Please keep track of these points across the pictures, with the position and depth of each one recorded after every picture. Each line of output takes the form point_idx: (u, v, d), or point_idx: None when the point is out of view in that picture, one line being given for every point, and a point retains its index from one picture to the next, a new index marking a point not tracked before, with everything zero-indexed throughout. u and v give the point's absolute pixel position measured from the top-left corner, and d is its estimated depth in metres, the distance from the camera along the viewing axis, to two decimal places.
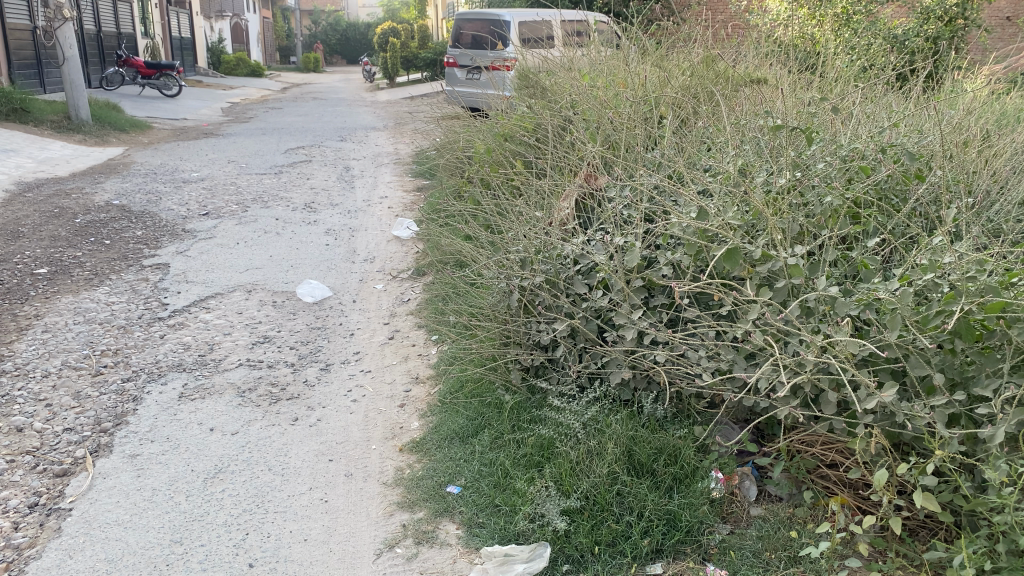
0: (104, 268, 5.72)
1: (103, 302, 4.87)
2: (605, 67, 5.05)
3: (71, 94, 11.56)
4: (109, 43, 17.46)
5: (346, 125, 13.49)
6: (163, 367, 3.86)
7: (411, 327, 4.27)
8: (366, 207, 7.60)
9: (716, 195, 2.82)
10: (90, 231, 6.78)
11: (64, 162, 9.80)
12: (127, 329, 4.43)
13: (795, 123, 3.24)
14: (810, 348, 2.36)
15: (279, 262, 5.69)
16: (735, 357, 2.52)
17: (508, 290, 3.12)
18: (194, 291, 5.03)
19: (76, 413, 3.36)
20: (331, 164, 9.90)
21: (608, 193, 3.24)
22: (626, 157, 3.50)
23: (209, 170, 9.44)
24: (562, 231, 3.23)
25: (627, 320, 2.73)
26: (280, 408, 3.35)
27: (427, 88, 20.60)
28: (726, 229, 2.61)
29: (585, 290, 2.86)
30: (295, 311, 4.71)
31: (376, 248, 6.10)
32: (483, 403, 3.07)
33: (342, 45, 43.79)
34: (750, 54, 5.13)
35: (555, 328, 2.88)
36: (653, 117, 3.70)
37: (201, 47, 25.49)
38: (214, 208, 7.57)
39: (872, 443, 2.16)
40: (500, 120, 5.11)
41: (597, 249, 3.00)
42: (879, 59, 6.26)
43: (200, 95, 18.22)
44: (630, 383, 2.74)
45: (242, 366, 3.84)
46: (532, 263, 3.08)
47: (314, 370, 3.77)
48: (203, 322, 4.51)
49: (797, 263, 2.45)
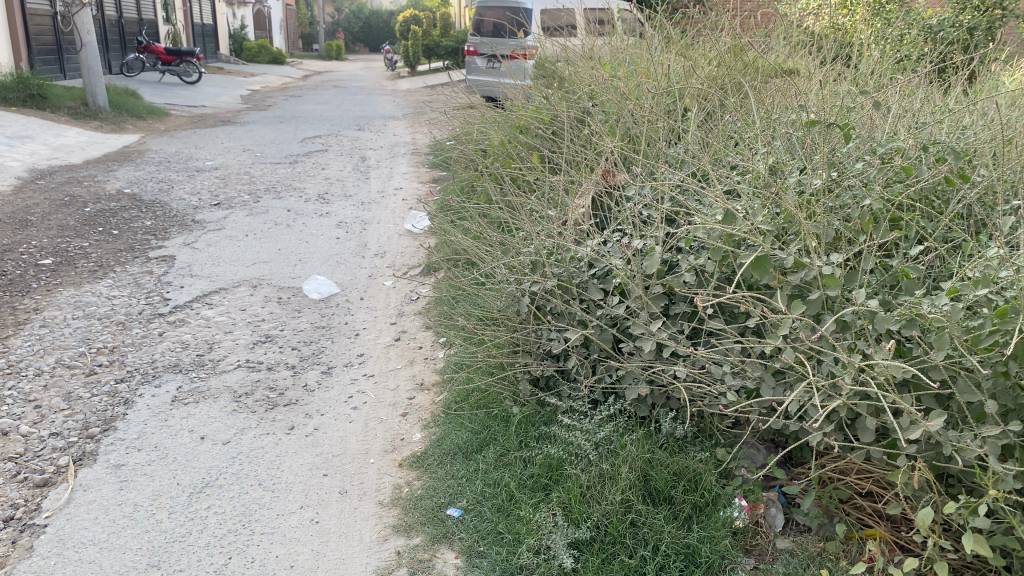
0: (110, 260, 5.57)
1: (105, 296, 4.72)
2: (627, 57, 4.82)
3: (89, 79, 11.46)
4: (130, 29, 17.37)
5: (364, 114, 13.31)
6: (159, 368, 3.70)
7: (418, 328, 4.08)
8: (379, 199, 7.42)
9: (744, 194, 2.60)
10: (99, 221, 6.64)
11: (79, 149, 9.69)
12: (126, 325, 4.27)
13: (829, 118, 3.01)
14: (845, 368, 2.14)
15: (287, 256, 5.52)
16: (762, 375, 2.31)
17: (517, 294, 2.93)
18: (197, 286, 4.86)
19: (64, 416, 3.20)
20: (347, 153, 9.73)
21: (627, 192, 3.03)
22: (647, 153, 3.28)
23: (224, 159, 9.29)
24: (577, 233, 3.02)
25: (644, 331, 2.53)
26: (277, 415, 3.17)
27: (447, 77, 20.39)
28: (755, 235, 2.39)
29: (600, 296, 2.67)
30: (300, 308, 4.54)
31: (387, 242, 5.92)
32: (489, 415, 2.88)
33: (364, 33, 43.65)
34: (780, 44, 4.88)
35: (567, 338, 2.67)
36: (676, 110, 3.48)
37: (223, 34, 25.43)
38: (226, 198, 7.42)
39: (915, 476, 1.94)
40: (516, 111, 4.90)
41: (614, 252, 2.79)
42: (915, 51, 5.99)
43: (221, 83, 18.11)
44: (647, 400, 2.53)
45: (241, 368, 3.66)
46: (545, 266, 2.88)
47: (315, 374, 3.59)
48: (204, 319, 4.34)
49: (833, 273, 2.24)
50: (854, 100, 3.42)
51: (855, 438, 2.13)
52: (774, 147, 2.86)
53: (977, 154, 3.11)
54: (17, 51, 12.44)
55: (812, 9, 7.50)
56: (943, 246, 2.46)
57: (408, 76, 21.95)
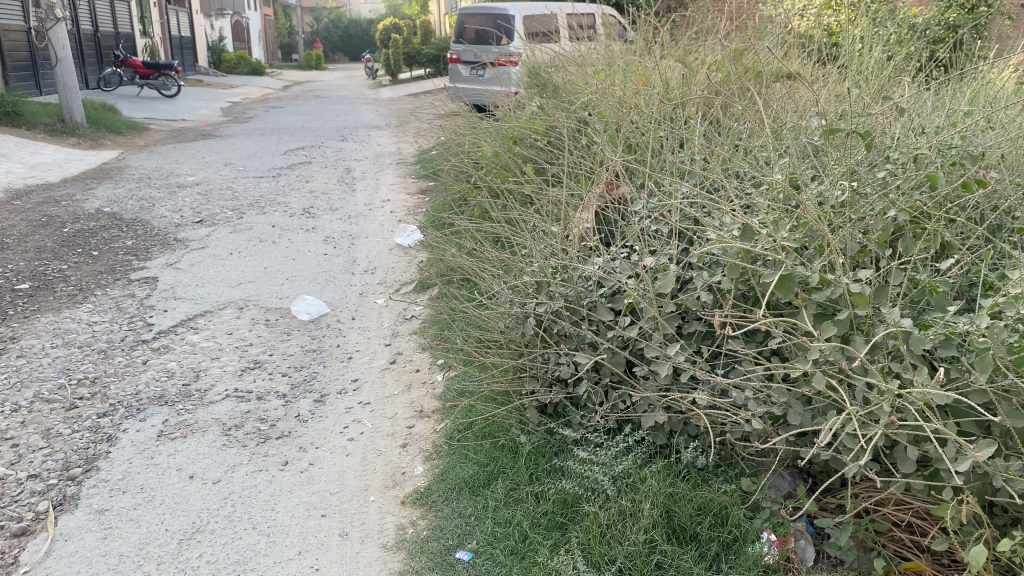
0: (89, 283, 5.37)
1: (85, 322, 4.53)
2: (621, 63, 4.69)
3: (65, 95, 11.23)
4: (106, 43, 17.10)
5: (347, 124, 13.14)
6: (143, 399, 3.52)
7: (414, 350, 3.92)
8: (366, 212, 7.25)
9: (761, 208, 2.47)
10: (78, 242, 6.43)
11: (56, 168, 9.47)
12: (108, 353, 4.08)
13: (842, 124, 2.88)
14: (881, 393, 2.01)
15: (274, 274, 5.35)
16: (789, 402, 2.18)
17: (522, 316, 2.78)
18: (182, 310, 4.68)
19: (43, 456, 3.02)
20: (331, 165, 9.56)
21: (633, 206, 2.89)
22: (651, 164, 3.14)
23: (206, 174, 9.10)
24: (582, 250, 2.88)
25: (660, 354, 2.39)
26: (269, 449, 3.01)
27: (429, 84, 20.22)
28: (777, 251, 2.26)
29: (611, 318, 2.53)
30: (289, 331, 4.37)
31: (377, 257, 5.75)
32: (495, 445, 2.73)
33: (344, 42, 43.45)
34: (776, 44, 4.76)
35: (577, 363, 2.53)
36: (679, 118, 3.35)
37: (201, 46, 25.16)
38: (208, 215, 7.23)
39: (965, 511, 1.80)
40: (508, 121, 4.76)
41: (623, 270, 2.65)
42: (909, 49, 5.88)
43: (201, 96, 17.88)
44: (665, 428, 2.39)
45: (229, 398, 3.49)
46: (550, 287, 2.74)
47: (308, 402, 3.42)
48: (189, 345, 4.16)
49: (862, 291, 2.11)
50: (864, 104, 3.30)
51: (893, 468, 1.99)
52: (788, 156, 2.74)
53: (995, 158, 2.99)
54: None
55: (800, 9, 7.39)
56: (972, 257, 2.34)
57: (389, 85, 21.81)
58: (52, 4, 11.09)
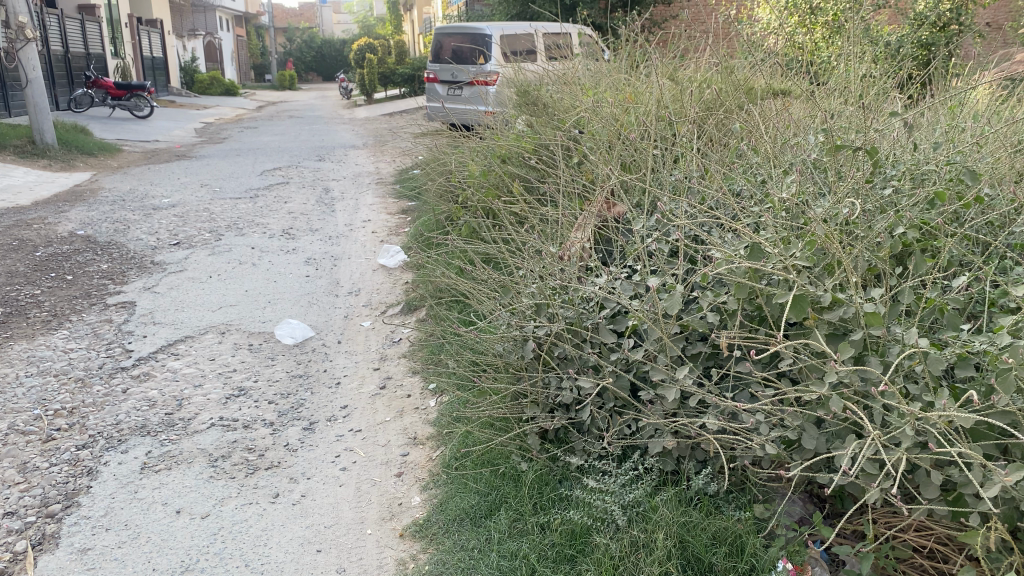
0: (64, 308, 5.22)
1: (60, 350, 4.38)
2: (608, 81, 4.65)
3: (36, 117, 11.03)
4: (77, 64, 16.88)
5: (324, 144, 13.04)
6: (124, 430, 3.38)
7: (404, 373, 3.82)
8: (348, 232, 7.14)
9: (767, 226, 2.42)
10: (51, 266, 6.26)
11: (27, 190, 9.27)
12: (85, 382, 3.94)
13: (843, 140, 2.84)
14: (900, 416, 1.95)
15: (256, 297, 5.23)
16: (803, 425, 2.13)
17: (521, 339, 2.71)
18: (161, 335, 4.55)
19: (19, 491, 2.88)
20: (309, 185, 9.45)
21: (633, 224, 2.83)
22: (649, 182, 3.09)
23: (181, 196, 8.95)
24: (581, 270, 2.82)
25: (667, 378, 2.33)
26: (259, 481, 2.90)
27: (405, 103, 20.18)
28: (789, 271, 2.21)
29: (614, 340, 2.46)
30: (273, 356, 4.25)
31: (360, 278, 5.65)
32: (495, 473, 2.64)
33: (318, 62, 43.36)
34: (761, 61, 4.76)
35: (581, 386, 2.46)
36: (674, 135, 3.31)
37: (174, 67, 24.96)
38: (185, 237, 7.09)
39: (993, 537, 1.75)
40: (495, 139, 4.70)
41: (625, 290, 2.60)
42: (888, 65, 5.92)
43: (174, 116, 17.68)
44: (674, 453, 2.32)
45: (215, 427, 3.37)
46: (550, 308, 2.67)
47: (296, 431, 3.31)
48: (170, 372, 4.03)
49: (876, 310, 2.07)
50: (860, 120, 3.28)
51: (915, 493, 1.94)
52: (791, 173, 2.70)
53: (994, 174, 2.97)
54: None
55: (778, 25, 7.44)
56: (984, 274, 2.30)
57: (364, 105, 21.73)
58: (22, 24, 10.92)
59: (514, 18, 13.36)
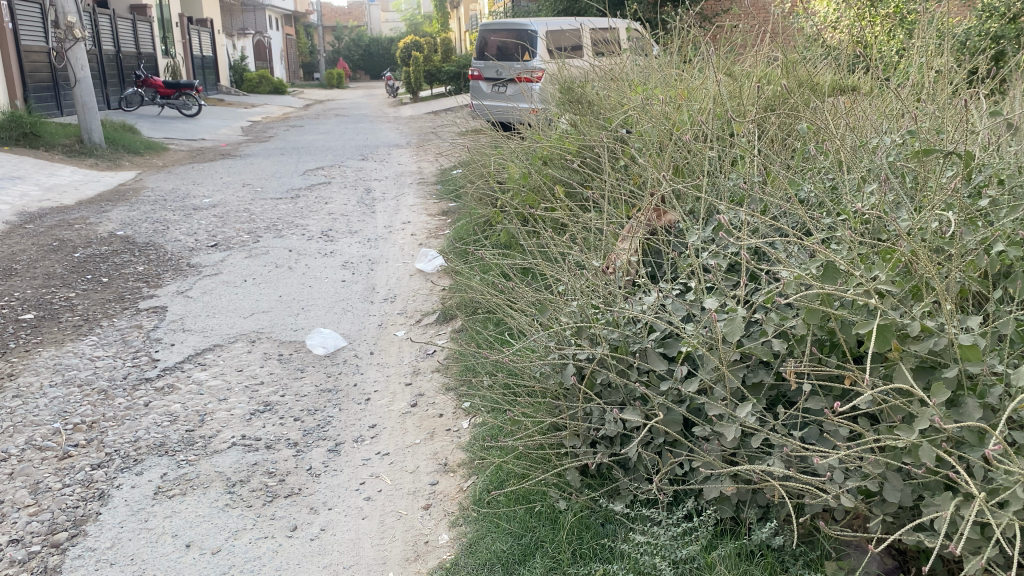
0: (96, 313, 5.10)
1: (87, 358, 4.24)
2: (659, 77, 4.36)
3: (84, 116, 11.07)
4: (128, 63, 17.05)
5: (369, 143, 12.92)
6: (142, 448, 3.21)
7: (437, 390, 3.58)
8: (386, 235, 6.95)
9: (842, 241, 2.13)
10: (89, 268, 6.18)
11: (72, 190, 9.27)
12: (108, 394, 3.78)
13: (926, 142, 2.52)
14: (1006, 472, 1.66)
15: (289, 303, 5.05)
16: (885, 474, 1.85)
17: (560, 363, 2.47)
18: (190, 343, 4.39)
19: (27, 516, 2.71)
20: (351, 185, 9.29)
21: (686, 237, 2.56)
22: (705, 190, 2.82)
23: (223, 196, 8.86)
24: (628, 288, 2.57)
25: (726, 415, 2.07)
26: (276, 511, 2.69)
27: (450, 102, 20.01)
28: (870, 294, 1.92)
29: (665, 369, 2.21)
30: (302, 367, 4.05)
31: (396, 283, 5.44)
32: (530, 511, 2.40)
33: (365, 60, 43.52)
34: (823, 55, 4.42)
35: (627, 420, 2.22)
36: (731, 137, 3.02)
37: (224, 67, 25.19)
38: (224, 238, 6.97)
39: None
40: (537, 140, 4.45)
41: (677, 311, 2.34)
42: (962, 58, 5.50)
43: (222, 115, 17.76)
44: (733, 499, 2.07)
45: (236, 446, 3.18)
46: (593, 329, 2.43)
47: (320, 453, 3.09)
48: (195, 384, 3.86)
49: (974, 342, 1.77)
50: (942, 121, 2.95)
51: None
52: (868, 180, 2.40)
53: None
54: (11, 88, 12.04)
55: (838, 18, 7.05)
56: None
57: (410, 103, 21.61)
58: (71, 24, 10.97)
59: (560, 14, 13.07)
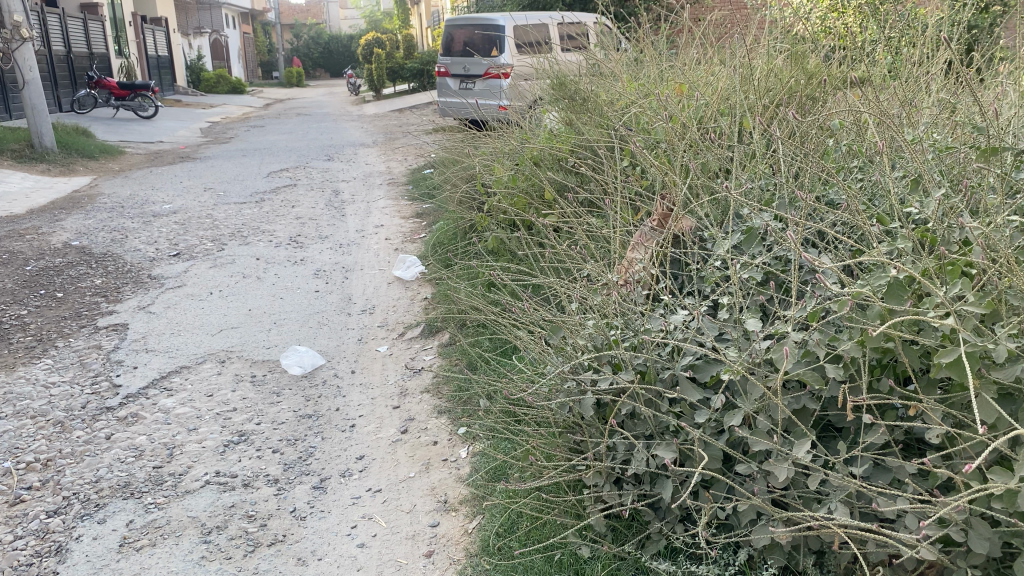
0: (50, 332, 4.73)
1: (41, 385, 3.88)
2: (653, 71, 4.12)
3: (34, 119, 10.55)
4: (81, 64, 16.45)
5: (334, 142, 12.53)
6: (105, 490, 2.89)
7: (429, 414, 3.30)
8: (359, 240, 6.63)
9: (899, 252, 1.90)
10: (41, 282, 5.78)
11: (23, 197, 8.80)
12: (65, 427, 3.44)
13: (972, 138, 2.30)
14: None
15: (261, 318, 4.73)
16: (969, 521, 1.62)
17: (578, 392, 2.23)
18: (154, 365, 4.05)
19: None
20: (318, 187, 8.94)
21: (714, 247, 2.32)
22: (725, 194, 2.58)
23: (183, 201, 8.46)
24: (651, 303, 2.33)
25: (776, 451, 1.84)
26: (259, 563, 2.40)
27: (415, 99, 19.62)
28: (945, 315, 1.69)
29: (702, 398, 1.97)
30: (279, 390, 3.73)
31: (374, 293, 5.14)
32: (549, 560, 2.17)
33: (325, 58, 42.83)
34: (822, 44, 4.19)
35: (662, 457, 1.98)
36: (747, 135, 2.79)
37: (181, 66, 24.51)
38: (186, 246, 6.61)
39: None
40: (525, 138, 4.19)
41: (711, 331, 2.11)
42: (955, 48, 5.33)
43: (179, 116, 17.21)
44: (787, 547, 1.85)
45: (210, 486, 2.87)
46: (616, 352, 2.18)
47: (304, 491, 2.81)
48: (161, 413, 3.53)
49: None
50: (975, 116, 2.73)
51: None
52: (919, 182, 2.18)
53: None
54: None
55: None
56: None
57: (375, 101, 21.16)
58: (17, 23, 10.43)
59: (527, 8, 12.78)
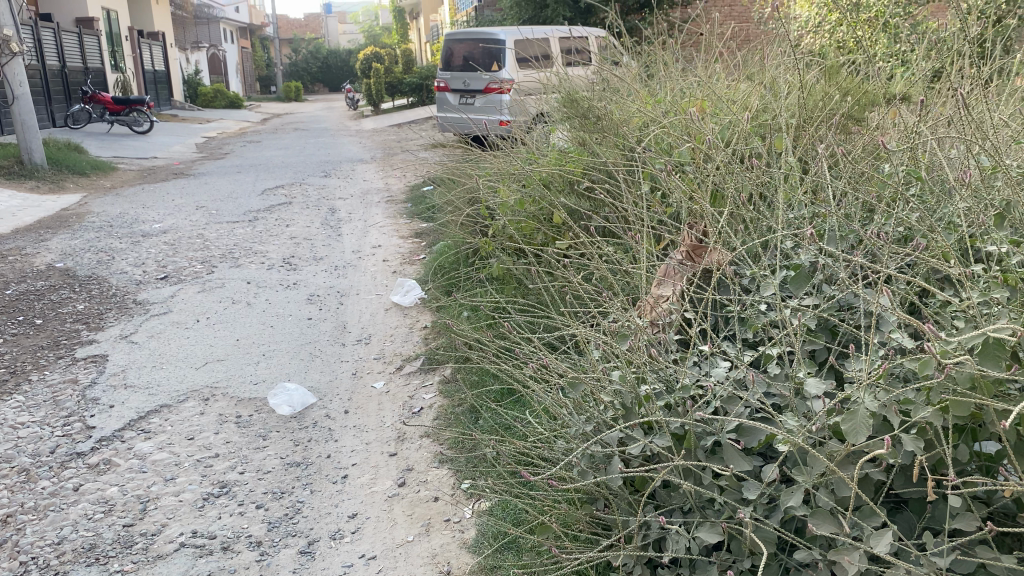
0: (25, 364, 4.42)
1: (8, 426, 3.57)
2: (669, 87, 3.85)
3: (23, 134, 10.26)
4: (75, 79, 16.19)
5: (330, 158, 12.25)
6: (67, 555, 2.58)
7: (428, 463, 3.00)
8: (355, 262, 6.34)
9: (987, 306, 1.63)
10: (20, 308, 5.46)
11: (9, 216, 8.49)
12: (29, 475, 3.12)
13: None
14: None
15: (250, 349, 4.43)
16: None
17: (603, 458, 1.95)
18: (133, 404, 3.74)
19: None
20: (315, 205, 8.66)
21: (759, 289, 2.04)
22: (764, 227, 2.31)
23: (175, 220, 8.16)
24: (685, 353, 2.04)
25: (844, 540, 1.54)
26: None
27: (415, 114, 19.37)
28: None
29: (755, 471, 1.68)
30: (266, 433, 3.43)
31: (370, 320, 4.85)
32: None
33: (324, 73, 42.67)
34: (847, 60, 3.92)
35: (705, 540, 1.68)
36: (783, 161, 2.53)
37: (178, 81, 24.26)
38: (174, 269, 6.30)
39: None
40: (532, 158, 3.92)
41: (759, 389, 1.81)
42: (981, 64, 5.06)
43: (174, 131, 16.92)
44: None
45: (185, 550, 2.57)
46: (649, 412, 1.89)
47: (290, 557, 2.51)
48: (137, 459, 3.22)
49: None
50: None
51: None
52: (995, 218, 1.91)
53: None
54: None
55: None
56: None
57: (374, 115, 20.91)
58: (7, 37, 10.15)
59: (528, 22, 12.54)
